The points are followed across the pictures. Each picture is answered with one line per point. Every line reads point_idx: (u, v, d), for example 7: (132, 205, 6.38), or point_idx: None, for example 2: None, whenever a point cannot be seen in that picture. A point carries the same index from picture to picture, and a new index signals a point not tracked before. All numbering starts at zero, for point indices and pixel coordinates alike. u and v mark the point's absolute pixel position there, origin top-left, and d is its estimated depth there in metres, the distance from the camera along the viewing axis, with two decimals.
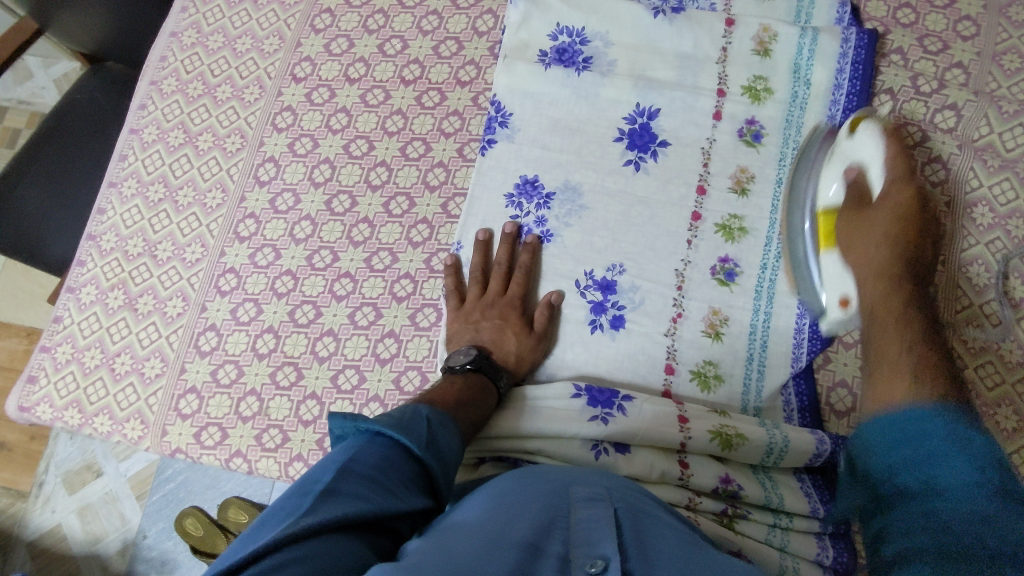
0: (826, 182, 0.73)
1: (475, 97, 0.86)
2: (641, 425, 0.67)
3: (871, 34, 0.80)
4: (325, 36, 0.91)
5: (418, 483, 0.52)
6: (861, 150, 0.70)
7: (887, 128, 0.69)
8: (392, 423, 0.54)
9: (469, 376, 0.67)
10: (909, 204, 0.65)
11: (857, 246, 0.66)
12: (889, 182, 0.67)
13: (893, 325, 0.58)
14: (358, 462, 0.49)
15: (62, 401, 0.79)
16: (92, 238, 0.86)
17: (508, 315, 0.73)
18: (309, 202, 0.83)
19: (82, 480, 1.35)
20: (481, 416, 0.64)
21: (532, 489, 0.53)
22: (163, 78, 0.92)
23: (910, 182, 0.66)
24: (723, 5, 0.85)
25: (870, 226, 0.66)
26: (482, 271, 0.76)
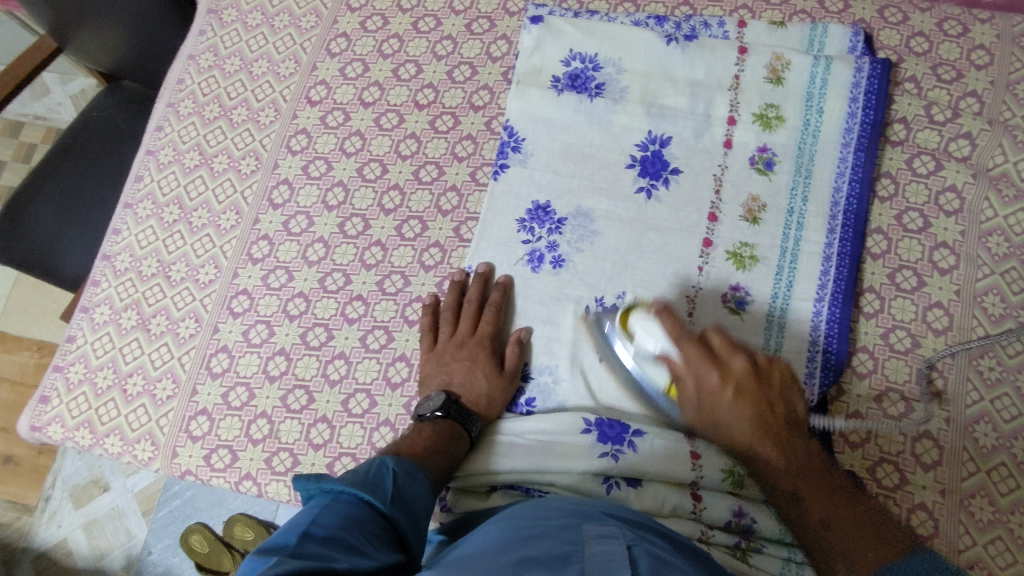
0: (650, 368, 0.68)
1: (488, 122, 0.86)
2: (652, 462, 0.67)
3: (885, 63, 0.80)
4: (340, 60, 0.92)
5: (387, 537, 0.52)
6: (651, 344, 0.66)
7: (656, 310, 0.66)
8: (356, 481, 0.54)
9: (437, 425, 0.68)
10: (734, 396, 0.63)
11: (705, 416, 0.65)
12: (693, 368, 0.64)
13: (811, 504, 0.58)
14: (320, 523, 0.48)
15: (73, 421, 0.80)
16: (107, 258, 0.87)
17: (478, 355, 0.73)
18: (322, 225, 0.84)
19: (88, 496, 1.35)
20: (450, 462, 0.66)
21: (544, 526, 0.52)
22: (180, 100, 0.93)
23: (720, 376, 0.63)
24: (736, 33, 0.85)
25: (711, 394, 0.64)
26: (454, 311, 0.76)
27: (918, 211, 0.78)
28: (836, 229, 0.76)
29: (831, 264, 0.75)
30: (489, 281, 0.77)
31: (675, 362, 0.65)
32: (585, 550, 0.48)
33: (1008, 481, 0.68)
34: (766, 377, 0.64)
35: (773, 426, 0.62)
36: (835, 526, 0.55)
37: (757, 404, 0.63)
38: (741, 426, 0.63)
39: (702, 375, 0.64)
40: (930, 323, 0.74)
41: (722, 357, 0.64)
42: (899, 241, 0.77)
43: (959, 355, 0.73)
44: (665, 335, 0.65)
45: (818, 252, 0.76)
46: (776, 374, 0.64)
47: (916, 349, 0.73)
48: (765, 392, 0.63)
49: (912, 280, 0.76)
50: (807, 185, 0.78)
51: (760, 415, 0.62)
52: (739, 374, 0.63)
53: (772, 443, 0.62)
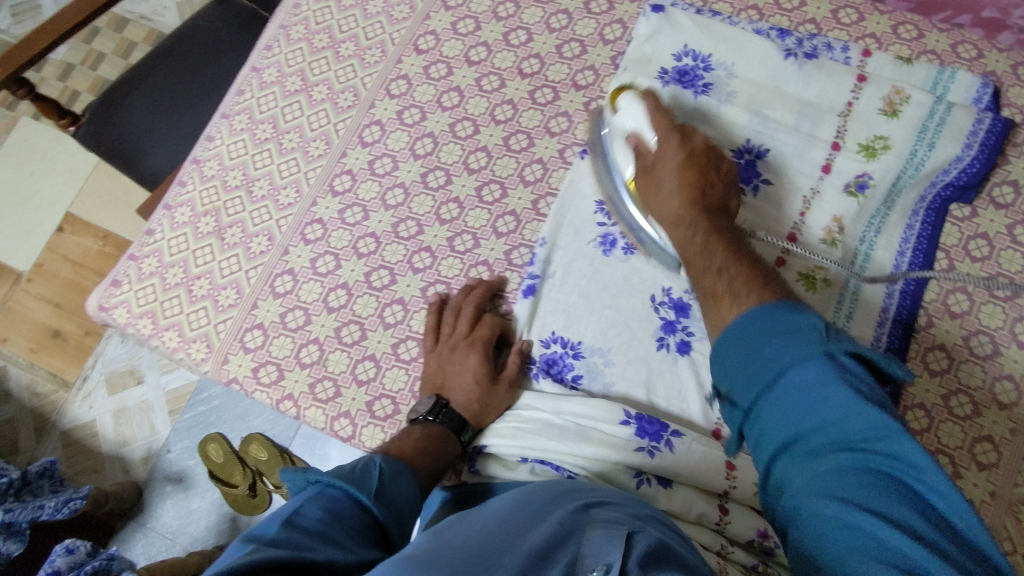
0: (621, 161, 0.73)
1: (587, 103, 0.86)
2: (687, 465, 0.66)
3: (1007, 122, 0.76)
4: (454, 14, 0.92)
5: (372, 537, 0.50)
6: (630, 121, 0.71)
7: (643, 92, 0.72)
8: (342, 476, 0.53)
9: (428, 427, 0.67)
10: (683, 161, 0.67)
11: (651, 190, 0.69)
12: (659, 143, 0.69)
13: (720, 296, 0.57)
14: (304, 515, 0.47)
15: (139, 309, 0.83)
16: (197, 162, 0.90)
17: (468, 356, 0.72)
18: (405, 171, 0.85)
19: (124, 384, 1.41)
20: (442, 464, 0.65)
21: (552, 505, 0.53)
22: (293, 24, 0.95)
23: (676, 140, 0.68)
24: (858, 61, 0.83)
25: (661, 168, 0.68)
26: (457, 312, 0.76)
27: (1009, 278, 0.75)
28: (901, 268, 0.76)
29: (892, 301, 0.75)
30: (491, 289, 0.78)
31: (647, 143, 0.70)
32: (587, 532, 0.48)
33: None
34: (705, 179, 0.66)
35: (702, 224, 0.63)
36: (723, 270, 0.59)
37: (700, 171, 0.67)
38: (674, 185, 0.67)
39: (666, 139, 0.68)
40: (997, 396, 0.72)
41: (686, 131, 0.69)
42: (982, 305, 0.75)
43: (1019, 433, 0.70)
44: (644, 112, 0.70)
45: (880, 288, 0.75)
46: (722, 169, 0.68)
47: (976, 418, 0.71)
48: (715, 223, 0.64)
49: (987, 347, 0.73)
50: (886, 216, 0.78)
51: (694, 183, 0.66)
52: (672, 150, 0.68)
53: (704, 237, 0.62)
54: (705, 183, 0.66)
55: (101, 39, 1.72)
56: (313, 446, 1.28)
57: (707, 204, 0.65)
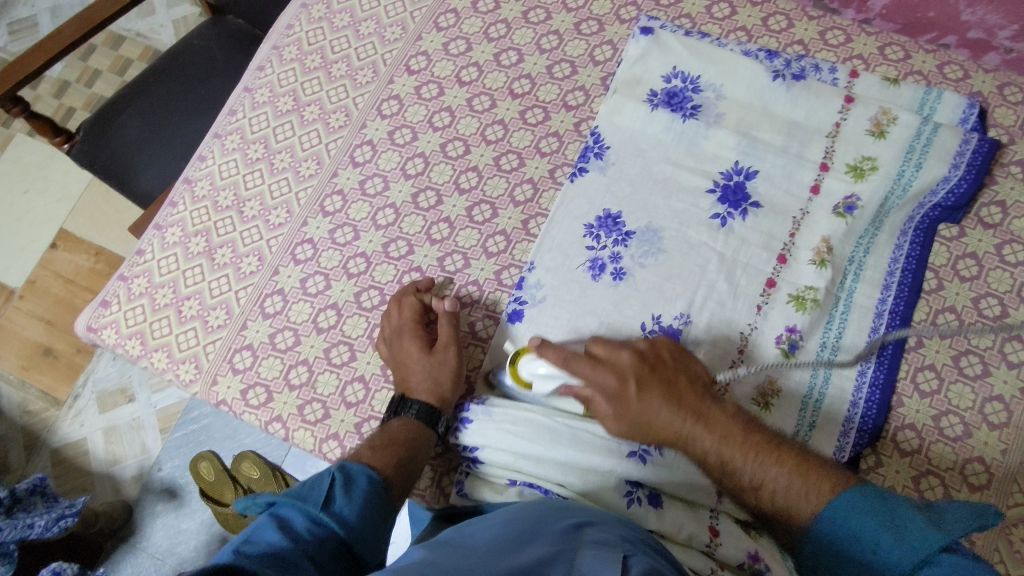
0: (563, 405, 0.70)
1: (578, 124, 0.86)
2: (675, 475, 0.66)
3: (993, 143, 0.77)
4: (445, 35, 0.93)
5: (327, 548, 0.53)
6: (552, 387, 0.68)
7: (539, 347, 0.68)
8: (290, 492, 0.56)
9: (388, 424, 0.69)
10: (655, 387, 0.64)
11: (637, 421, 0.64)
12: (620, 422, 0.65)
13: (779, 501, 0.58)
14: (255, 541, 0.50)
15: (127, 329, 0.83)
16: (188, 182, 0.90)
17: (409, 338, 0.73)
18: (396, 191, 0.85)
19: (114, 402, 1.40)
20: (409, 455, 0.67)
21: (542, 524, 0.52)
22: (286, 45, 0.95)
23: (655, 399, 0.64)
24: (846, 82, 0.84)
25: (643, 403, 0.64)
26: (398, 306, 0.76)
27: (998, 298, 0.75)
28: (890, 288, 0.76)
29: (880, 323, 0.75)
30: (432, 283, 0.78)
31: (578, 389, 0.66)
32: (578, 553, 0.48)
33: None
34: (662, 370, 0.66)
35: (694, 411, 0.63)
36: (765, 482, 0.59)
37: (669, 389, 0.64)
38: (664, 415, 0.63)
39: (600, 381, 0.65)
40: (987, 416, 0.71)
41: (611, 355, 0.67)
42: (972, 325, 0.75)
43: (1011, 454, 0.70)
44: (555, 370, 0.67)
45: (870, 309, 0.76)
46: (663, 351, 0.67)
47: (967, 439, 0.71)
48: (703, 403, 0.64)
49: (977, 366, 0.73)
50: (874, 238, 0.78)
51: (666, 388, 0.64)
52: (626, 367, 0.66)
53: (707, 431, 0.62)
54: (671, 381, 0.65)
55: (97, 57, 1.72)
56: (304, 465, 1.28)
57: (682, 386, 0.65)
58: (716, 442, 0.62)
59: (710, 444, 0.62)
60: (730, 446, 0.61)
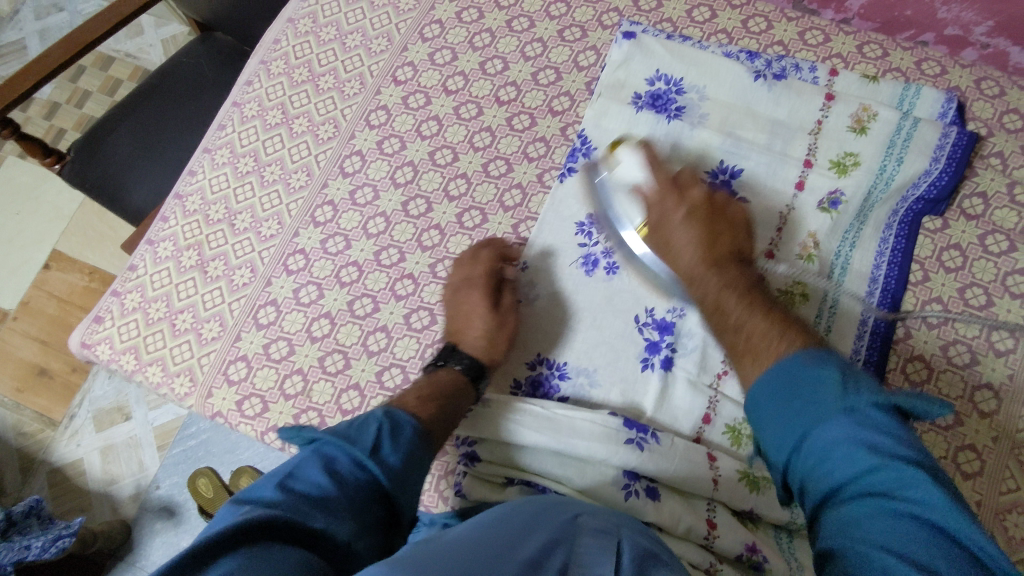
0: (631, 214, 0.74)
1: (564, 128, 0.87)
2: (671, 465, 0.66)
3: (972, 135, 0.79)
4: (431, 46, 0.94)
5: (365, 496, 0.54)
6: (629, 174, 0.75)
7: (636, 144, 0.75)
8: (338, 433, 0.57)
9: (437, 373, 0.70)
10: (688, 214, 0.71)
11: (666, 242, 0.72)
12: (659, 189, 0.73)
13: (744, 353, 0.62)
14: (298, 479, 0.52)
15: (121, 345, 0.83)
16: (179, 197, 0.90)
17: (472, 293, 0.75)
18: (386, 200, 0.86)
19: (110, 421, 1.39)
20: (450, 406, 0.66)
21: (540, 517, 0.50)
22: (273, 59, 0.96)
23: (672, 198, 0.72)
24: (826, 80, 0.85)
25: (666, 223, 0.71)
26: (467, 259, 0.78)
27: (983, 288, 0.76)
28: (877, 281, 0.77)
29: (869, 315, 0.76)
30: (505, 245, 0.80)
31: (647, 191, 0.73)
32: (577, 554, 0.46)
33: None
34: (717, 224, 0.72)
35: (718, 274, 0.68)
36: (765, 334, 0.61)
37: (707, 226, 0.70)
38: (689, 237, 0.70)
39: (661, 203, 0.72)
40: (976, 404, 0.72)
41: (683, 186, 0.73)
42: (958, 315, 0.76)
43: (1001, 441, 0.71)
44: (642, 206, 0.74)
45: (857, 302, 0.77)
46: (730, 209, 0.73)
47: (957, 427, 0.72)
48: (728, 266, 0.68)
49: (964, 355, 0.74)
50: (859, 233, 0.79)
51: (706, 232, 0.70)
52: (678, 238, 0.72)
53: (714, 273, 0.68)
54: (716, 231, 0.71)
55: (87, 77, 1.73)
56: None
57: (716, 249, 0.70)
58: (728, 298, 0.66)
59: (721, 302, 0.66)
60: (732, 308, 0.65)
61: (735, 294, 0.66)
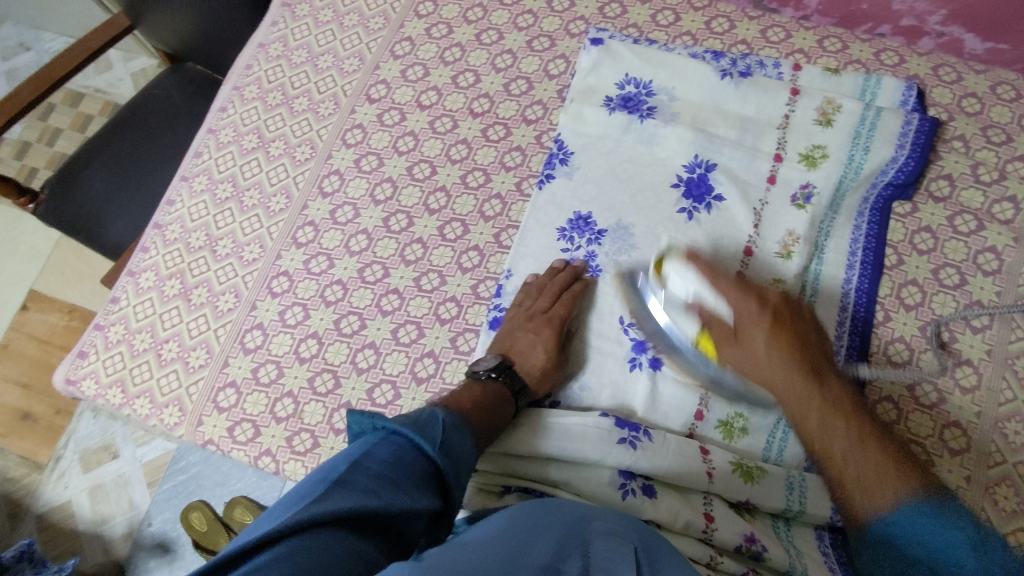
0: (681, 315, 0.68)
1: (539, 136, 0.88)
2: (665, 461, 0.67)
3: (934, 122, 0.81)
4: (402, 63, 0.95)
5: (432, 485, 0.52)
6: (681, 288, 0.67)
7: (687, 255, 0.67)
8: (411, 421, 0.55)
9: (487, 385, 0.69)
10: (774, 325, 0.60)
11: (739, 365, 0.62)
12: (743, 322, 0.62)
13: (848, 479, 0.54)
14: (370, 459, 0.50)
15: (107, 379, 0.82)
16: (158, 227, 0.90)
17: (544, 331, 0.73)
18: (367, 217, 0.86)
19: (99, 460, 1.37)
20: (495, 422, 0.66)
21: (551, 521, 0.50)
22: (246, 84, 0.97)
23: (765, 326, 0.60)
24: (790, 75, 0.87)
25: (745, 345, 0.61)
26: (537, 289, 0.76)
27: (955, 267, 0.78)
28: (854, 268, 0.79)
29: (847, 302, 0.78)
30: (578, 276, 0.78)
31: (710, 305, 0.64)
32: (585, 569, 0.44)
33: None
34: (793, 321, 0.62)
35: (818, 386, 0.58)
36: (853, 453, 0.54)
37: (792, 338, 0.60)
38: (779, 374, 0.59)
39: (745, 306, 0.62)
40: (958, 380, 0.74)
41: (760, 289, 0.63)
42: (934, 295, 0.78)
43: (985, 416, 0.72)
44: (693, 279, 0.65)
45: (836, 289, 0.78)
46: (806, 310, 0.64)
47: (942, 404, 0.73)
48: (820, 370, 0.59)
49: (943, 335, 0.76)
50: (833, 221, 0.81)
51: (798, 351, 0.59)
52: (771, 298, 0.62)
53: (815, 408, 0.57)
54: (808, 352, 0.60)
55: (58, 115, 1.72)
56: None
57: (810, 359, 0.60)
58: (841, 445, 0.55)
59: (814, 440, 0.57)
60: (845, 436, 0.55)
61: (839, 425, 0.56)
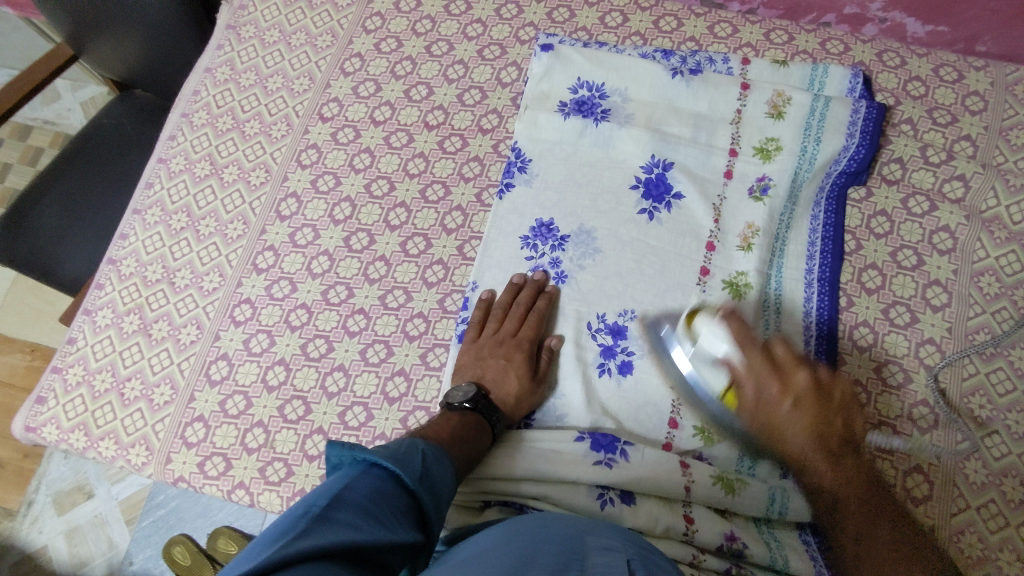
0: (707, 369, 0.66)
1: (496, 145, 0.88)
2: (643, 476, 0.66)
3: (880, 107, 0.83)
4: (353, 79, 0.94)
5: (412, 516, 0.52)
6: (710, 347, 0.65)
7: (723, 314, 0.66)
8: (389, 455, 0.54)
9: (465, 415, 0.67)
10: (810, 426, 0.60)
11: (765, 415, 0.62)
12: (764, 404, 0.62)
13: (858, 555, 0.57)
14: (352, 491, 0.49)
15: (69, 423, 0.80)
16: (113, 262, 0.88)
17: (515, 356, 0.73)
18: (328, 238, 0.85)
19: (72, 502, 1.33)
20: (475, 453, 0.65)
21: (546, 538, 0.50)
22: (194, 111, 0.95)
23: (788, 404, 0.61)
24: (739, 70, 0.88)
25: (772, 417, 0.61)
26: (504, 312, 0.76)
27: (912, 249, 0.80)
28: (814, 257, 0.80)
29: (812, 293, 0.78)
30: (542, 289, 0.78)
31: (738, 366, 0.63)
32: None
33: (997, 519, 0.68)
34: (825, 398, 0.61)
35: (831, 456, 0.60)
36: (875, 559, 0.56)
37: (821, 415, 0.60)
38: (804, 445, 0.60)
39: (762, 386, 0.62)
40: (922, 359, 0.75)
41: (785, 368, 0.62)
42: (893, 277, 0.79)
43: (950, 392, 0.74)
44: (731, 342, 0.64)
45: (800, 280, 0.79)
46: (838, 391, 0.62)
47: (908, 384, 0.74)
48: (844, 444, 0.60)
49: (905, 316, 0.77)
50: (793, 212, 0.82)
51: (825, 437, 0.60)
52: (801, 388, 0.61)
53: (830, 467, 0.59)
54: (830, 416, 0.61)
55: (5, 150, 1.67)
56: None
57: (833, 435, 0.60)
58: (846, 502, 0.59)
59: (835, 489, 0.59)
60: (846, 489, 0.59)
61: (853, 494, 0.59)
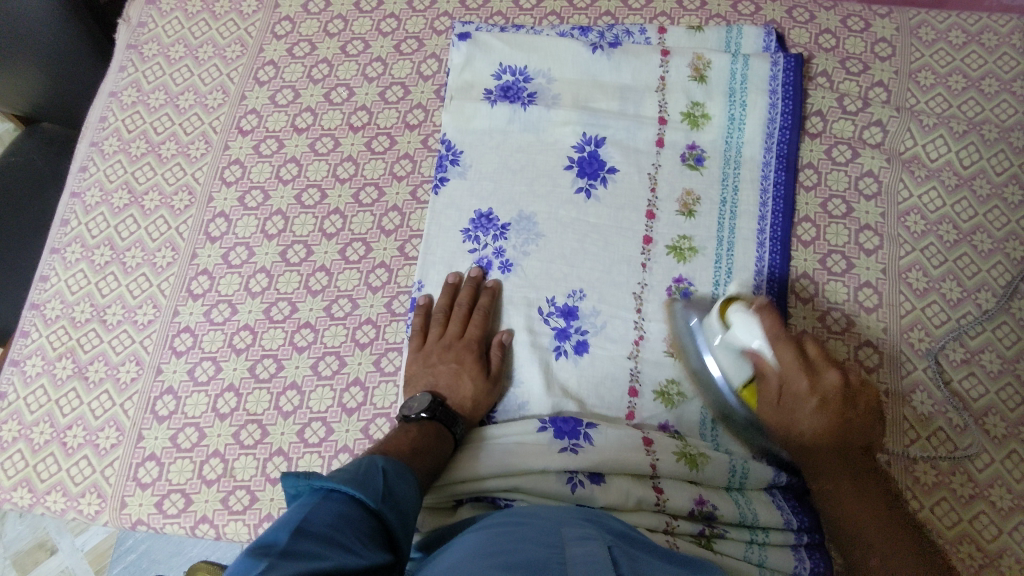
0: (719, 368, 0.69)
1: (425, 139, 0.87)
2: (610, 455, 0.67)
3: (798, 57, 0.85)
4: (269, 88, 0.91)
5: (378, 538, 0.51)
6: (744, 338, 0.65)
7: (757, 307, 0.66)
8: (348, 478, 0.53)
9: (424, 426, 0.66)
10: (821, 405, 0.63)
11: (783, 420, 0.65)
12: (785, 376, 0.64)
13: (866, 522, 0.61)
14: (313, 521, 0.47)
15: (10, 482, 0.75)
16: (35, 307, 0.83)
17: (464, 359, 0.72)
18: (263, 254, 0.82)
19: (34, 560, 1.26)
20: (438, 460, 0.64)
21: (521, 538, 0.49)
22: (104, 138, 0.90)
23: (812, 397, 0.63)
24: (657, 39, 0.89)
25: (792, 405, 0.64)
26: (446, 317, 0.75)
27: (841, 197, 0.82)
28: (766, 217, 0.79)
29: (764, 253, 0.78)
30: (482, 286, 0.77)
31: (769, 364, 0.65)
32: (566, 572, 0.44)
33: (946, 445, 0.71)
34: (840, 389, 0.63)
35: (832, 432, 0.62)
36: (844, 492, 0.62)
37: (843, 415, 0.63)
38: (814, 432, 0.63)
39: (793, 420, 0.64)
40: (861, 302, 0.77)
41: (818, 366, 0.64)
42: (827, 227, 0.81)
43: (891, 330, 0.76)
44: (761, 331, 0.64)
45: (752, 239, 0.79)
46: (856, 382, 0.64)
47: (852, 328, 0.76)
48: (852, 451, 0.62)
49: (841, 263, 0.79)
50: (739, 172, 0.81)
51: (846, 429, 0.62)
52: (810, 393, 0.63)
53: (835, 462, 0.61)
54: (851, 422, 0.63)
55: None
56: None
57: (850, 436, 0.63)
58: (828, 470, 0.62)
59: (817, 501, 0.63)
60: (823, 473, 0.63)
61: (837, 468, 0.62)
